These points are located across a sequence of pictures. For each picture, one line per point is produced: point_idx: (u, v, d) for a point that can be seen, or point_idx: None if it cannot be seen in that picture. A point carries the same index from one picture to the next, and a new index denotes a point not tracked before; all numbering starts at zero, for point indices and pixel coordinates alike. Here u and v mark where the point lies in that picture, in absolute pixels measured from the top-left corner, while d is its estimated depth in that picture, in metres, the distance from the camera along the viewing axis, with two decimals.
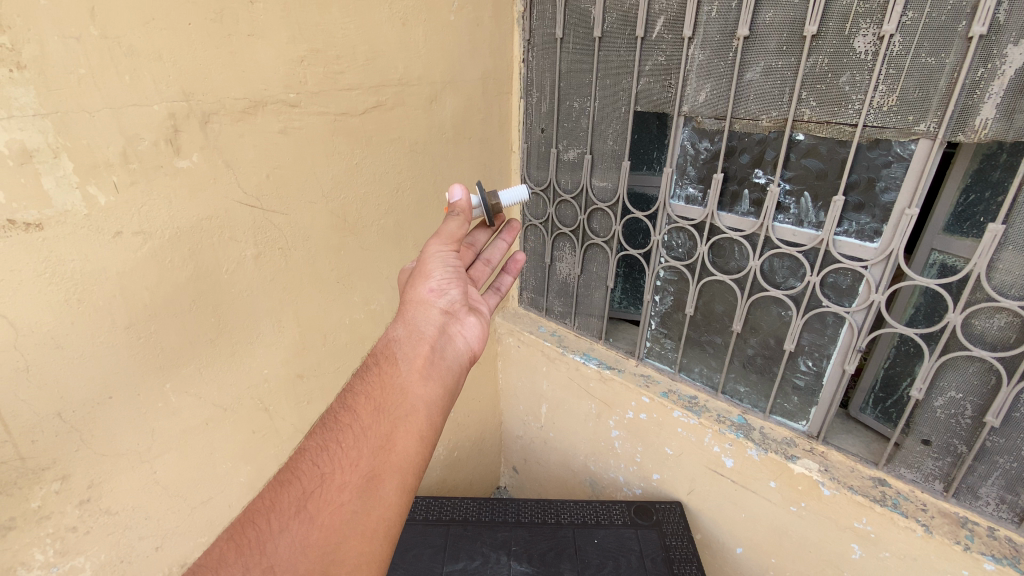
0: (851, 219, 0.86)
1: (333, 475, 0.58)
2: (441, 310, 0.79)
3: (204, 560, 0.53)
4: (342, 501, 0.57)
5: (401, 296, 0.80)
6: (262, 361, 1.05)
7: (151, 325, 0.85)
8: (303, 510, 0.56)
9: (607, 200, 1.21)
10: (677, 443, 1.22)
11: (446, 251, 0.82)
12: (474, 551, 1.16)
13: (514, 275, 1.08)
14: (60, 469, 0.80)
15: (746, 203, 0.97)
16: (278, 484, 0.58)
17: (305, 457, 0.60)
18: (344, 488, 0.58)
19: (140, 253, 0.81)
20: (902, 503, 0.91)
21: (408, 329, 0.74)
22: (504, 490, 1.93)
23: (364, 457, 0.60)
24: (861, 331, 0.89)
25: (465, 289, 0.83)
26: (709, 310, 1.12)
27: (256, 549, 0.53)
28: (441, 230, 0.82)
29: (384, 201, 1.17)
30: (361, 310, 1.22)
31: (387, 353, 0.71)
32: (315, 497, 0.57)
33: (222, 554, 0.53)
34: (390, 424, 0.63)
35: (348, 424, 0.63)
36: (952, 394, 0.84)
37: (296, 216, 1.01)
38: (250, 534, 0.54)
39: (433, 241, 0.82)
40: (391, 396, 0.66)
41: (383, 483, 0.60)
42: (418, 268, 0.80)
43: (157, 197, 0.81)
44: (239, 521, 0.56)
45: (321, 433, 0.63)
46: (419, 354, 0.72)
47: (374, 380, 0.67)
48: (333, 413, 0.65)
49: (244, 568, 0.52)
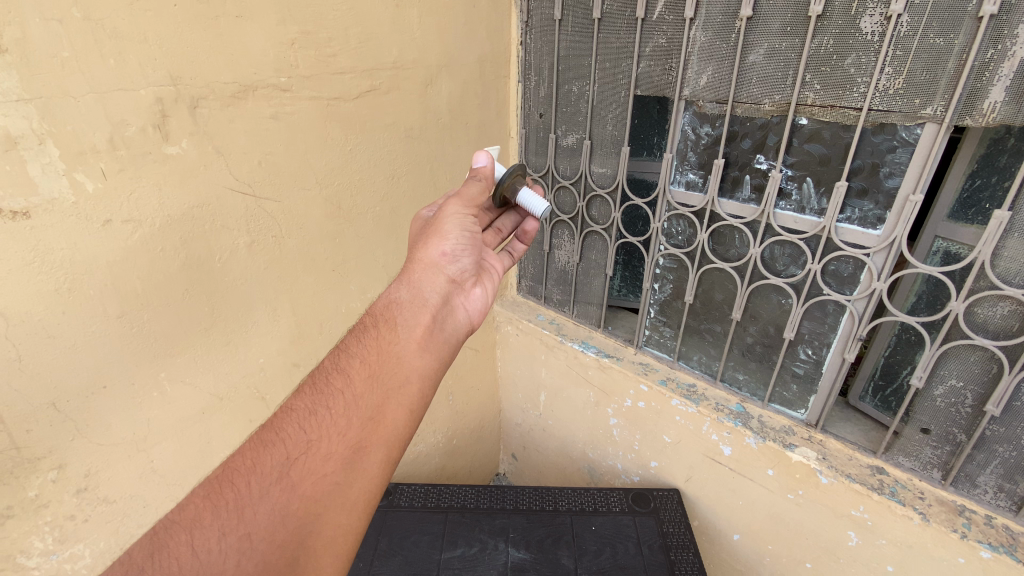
0: (854, 206, 0.85)
1: (320, 442, 0.59)
2: (449, 277, 0.83)
3: (180, 516, 0.54)
4: (327, 470, 0.58)
5: (411, 255, 0.82)
6: (259, 349, 1.04)
7: (143, 314, 0.84)
8: (285, 477, 0.56)
9: (606, 186, 1.19)
10: (675, 431, 1.22)
11: (462, 219, 0.84)
12: (473, 538, 1.17)
13: (525, 243, 1.11)
14: (57, 458, 0.80)
15: (748, 189, 0.96)
16: (262, 444, 0.59)
17: (292, 419, 0.61)
18: (330, 457, 0.59)
19: (131, 242, 0.80)
20: (901, 491, 0.90)
21: (411, 293, 0.77)
22: (504, 477, 1.94)
23: (353, 426, 0.61)
24: (862, 319, 0.89)
25: (476, 260, 0.87)
26: (709, 298, 1.11)
27: (233, 513, 0.53)
28: (462, 193, 0.86)
29: (379, 188, 1.15)
30: (358, 299, 1.21)
31: (387, 316, 0.73)
32: (299, 463, 0.57)
33: (198, 514, 0.54)
34: (382, 395, 0.64)
35: (341, 389, 0.63)
36: (953, 382, 0.83)
37: (290, 203, 0.99)
38: (228, 494, 0.55)
39: (452, 202, 0.85)
40: (386, 364, 0.67)
41: (369, 455, 0.61)
42: (435, 228, 0.83)
43: (146, 184, 0.79)
44: (217, 480, 0.57)
45: (311, 395, 0.63)
46: (419, 322, 0.74)
47: (371, 344, 0.69)
48: (325, 374, 0.66)
49: (220, 532, 0.53)
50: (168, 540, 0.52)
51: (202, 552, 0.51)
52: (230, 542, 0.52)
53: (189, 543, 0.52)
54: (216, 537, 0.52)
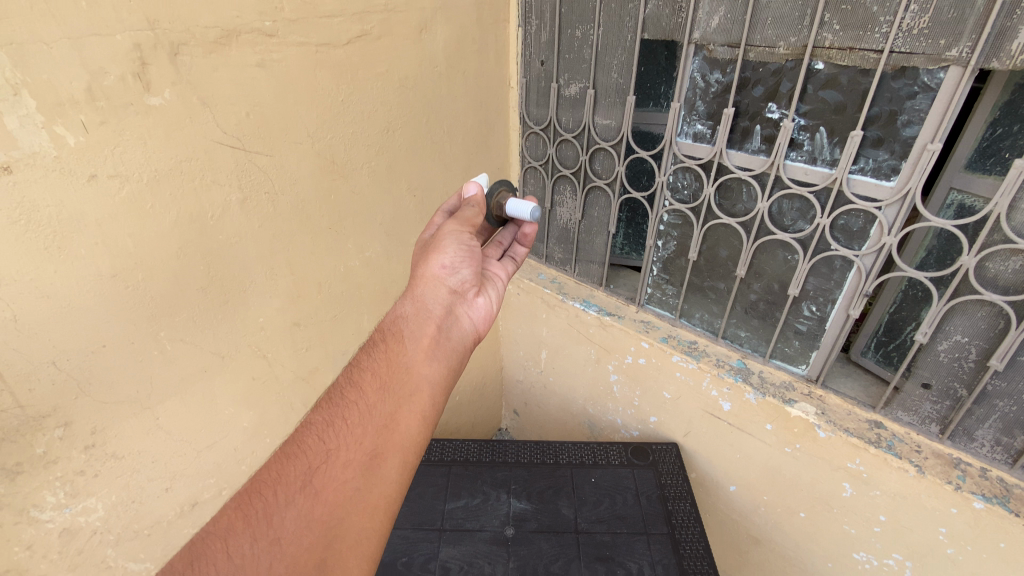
0: (868, 156, 0.81)
1: (338, 451, 0.61)
2: (450, 289, 0.82)
3: (213, 527, 0.55)
4: (347, 477, 0.60)
5: (413, 269, 0.82)
6: (258, 308, 1.01)
7: (137, 273, 0.83)
8: (308, 485, 0.58)
9: (610, 138, 1.14)
10: (675, 386, 1.21)
11: (460, 236, 0.82)
12: (475, 490, 1.18)
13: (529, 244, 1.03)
14: (62, 416, 0.80)
15: (758, 140, 0.92)
16: (284, 457, 0.60)
17: (311, 432, 0.63)
18: (349, 465, 0.60)
19: (119, 198, 0.77)
20: (897, 444, 0.90)
21: (415, 309, 0.78)
22: (506, 432, 1.97)
23: (370, 434, 0.63)
24: (869, 275, 0.87)
25: (478, 270, 0.85)
26: (713, 255, 1.09)
27: (263, 521, 0.55)
28: (459, 215, 0.86)
29: (374, 142, 1.10)
30: (356, 258, 1.17)
31: (394, 331, 0.75)
32: (321, 471, 0.59)
33: (230, 523, 0.55)
34: (395, 403, 0.66)
35: (354, 400, 0.66)
36: (958, 337, 0.82)
37: (281, 158, 0.95)
38: (257, 505, 0.56)
39: (450, 222, 0.84)
40: (396, 374, 0.69)
41: (386, 462, 0.63)
42: (434, 245, 0.82)
43: (130, 137, 0.76)
44: (246, 492, 0.58)
45: (327, 408, 0.65)
46: (425, 335, 0.76)
47: (381, 357, 0.71)
48: (339, 388, 0.68)
49: (252, 538, 0.54)
50: (205, 548, 0.53)
51: (237, 558, 0.52)
52: (262, 547, 0.54)
53: (225, 550, 0.53)
54: (249, 545, 0.53)
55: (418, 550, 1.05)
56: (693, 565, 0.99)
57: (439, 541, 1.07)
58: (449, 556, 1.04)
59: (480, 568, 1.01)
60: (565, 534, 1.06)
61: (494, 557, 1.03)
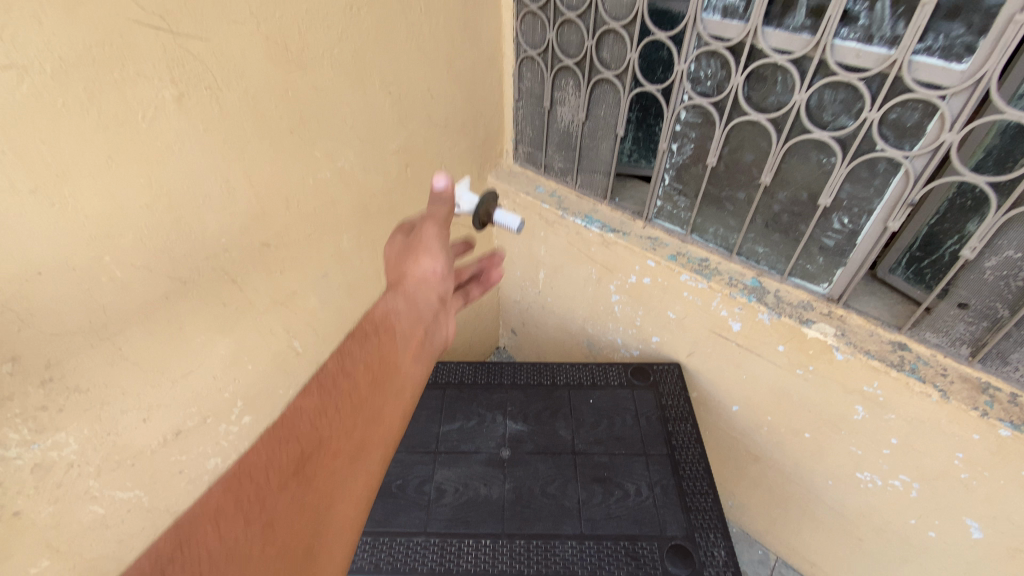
0: (939, 31, 0.66)
1: (329, 440, 0.62)
2: (441, 296, 0.76)
3: (201, 507, 0.54)
4: (334, 467, 0.62)
5: (399, 267, 0.74)
6: (218, 228, 0.89)
7: (64, 187, 0.70)
8: (299, 475, 0.59)
9: (623, 17, 0.96)
10: (682, 306, 1.09)
11: (444, 235, 0.75)
12: (471, 412, 1.13)
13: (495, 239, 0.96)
14: (7, 349, 0.71)
15: (802, 13, 0.75)
16: (273, 442, 0.60)
17: (302, 419, 0.62)
18: (338, 455, 0.62)
19: (19, 93, 0.62)
20: (921, 368, 0.83)
21: (407, 306, 0.72)
22: (503, 351, 1.89)
23: (358, 426, 0.64)
24: (918, 181, 0.75)
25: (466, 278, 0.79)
26: (734, 160, 0.95)
27: (254, 506, 0.56)
28: (443, 211, 0.74)
29: (335, 22, 0.90)
30: (326, 168, 1.01)
31: (386, 326, 0.70)
32: (312, 460, 0.60)
33: (220, 505, 0.55)
34: (385, 399, 0.67)
35: (346, 395, 0.65)
36: (1010, 253, 0.71)
37: (220, 42, 0.77)
38: (246, 487, 0.57)
39: (437, 221, 0.74)
40: (388, 371, 0.68)
41: (371, 455, 0.65)
42: (427, 242, 0.73)
43: (18, 12, 0.59)
44: (234, 474, 0.57)
45: (318, 395, 0.64)
46: (415, 333, 0.72)
47: (373, 351, 0.68)
48: (328, 375, 0.65)
49: (243, 523, 0.55)
50: (194, 530, 0.53)
51: (228, 539, 0.53)
52: (254, 531, 0.55)
53: (216, 533, 0.53)
54: (240, 532, 0.54)
55: (412, 473, 1.02)
56: (692, 485, 0.97)
57: (434, 464, 1.03)
58: (443, 478, 1.01)
59: (476, 490, 0.99)
60: (562, 455, 1.03)
61: (490, 479, 1.00)
